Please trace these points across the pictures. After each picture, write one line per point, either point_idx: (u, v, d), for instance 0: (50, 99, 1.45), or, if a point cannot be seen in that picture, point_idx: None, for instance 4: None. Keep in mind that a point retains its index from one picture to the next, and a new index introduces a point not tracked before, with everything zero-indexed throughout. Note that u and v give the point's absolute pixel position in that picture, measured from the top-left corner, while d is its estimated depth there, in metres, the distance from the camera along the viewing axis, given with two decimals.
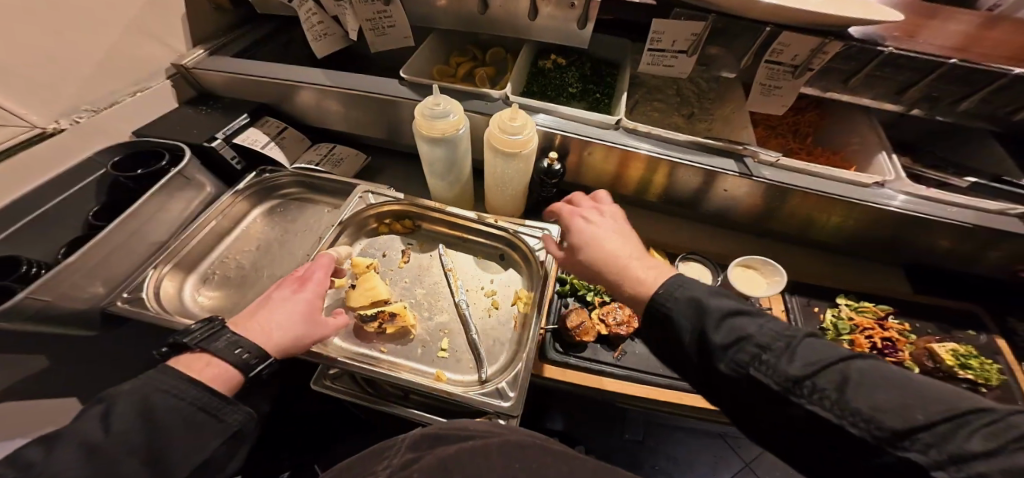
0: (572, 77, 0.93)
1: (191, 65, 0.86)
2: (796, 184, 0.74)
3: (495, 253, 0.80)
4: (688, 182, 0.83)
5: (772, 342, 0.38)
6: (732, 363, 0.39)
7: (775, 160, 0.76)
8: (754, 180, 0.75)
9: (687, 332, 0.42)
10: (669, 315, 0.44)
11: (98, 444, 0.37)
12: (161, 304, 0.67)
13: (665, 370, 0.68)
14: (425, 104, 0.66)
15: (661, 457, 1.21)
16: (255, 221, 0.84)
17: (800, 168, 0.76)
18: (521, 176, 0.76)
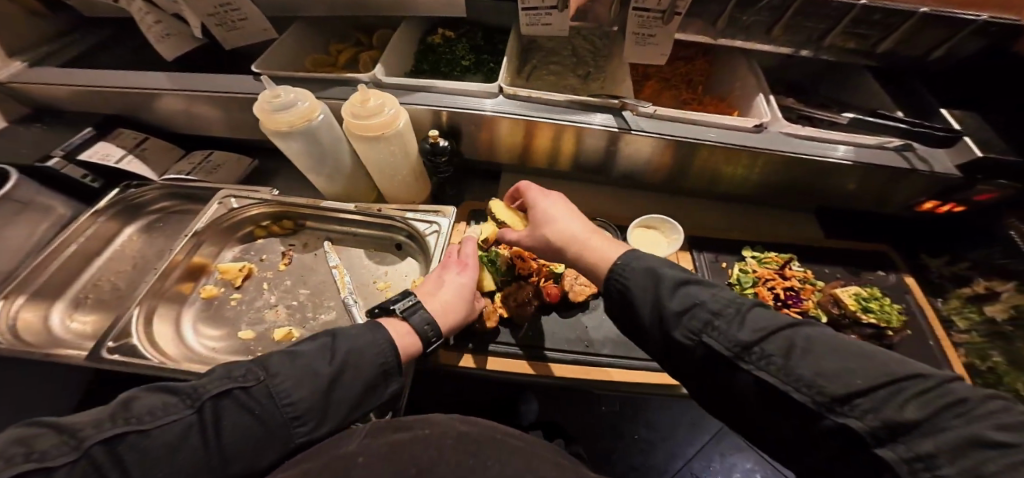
0: (462, 49, 0.85)
1: (7, 78, 0.77)
2: (673, 133, 0.74)
3: (389, 243, 0.75)
4: (597, 148, 0.80)
5: (724, 309, 0.39)
6: (682, 331, 0.39)
7: (652, 111, 0.75)
8: (635, 134, 0.74)
9: (645, 305, 0.42)
10: (628, 290, 0.44)
11: (335, 375, 0.42)
12: (19, 336, 0.60)
13: (571, 345, 0.68)
14: (264, 98, 0.62)
15: (640, 425, 1.17)
16: (131, 239, 0.77)
17: (680, 117, 0.75)
18: (401, 160, 0.72)
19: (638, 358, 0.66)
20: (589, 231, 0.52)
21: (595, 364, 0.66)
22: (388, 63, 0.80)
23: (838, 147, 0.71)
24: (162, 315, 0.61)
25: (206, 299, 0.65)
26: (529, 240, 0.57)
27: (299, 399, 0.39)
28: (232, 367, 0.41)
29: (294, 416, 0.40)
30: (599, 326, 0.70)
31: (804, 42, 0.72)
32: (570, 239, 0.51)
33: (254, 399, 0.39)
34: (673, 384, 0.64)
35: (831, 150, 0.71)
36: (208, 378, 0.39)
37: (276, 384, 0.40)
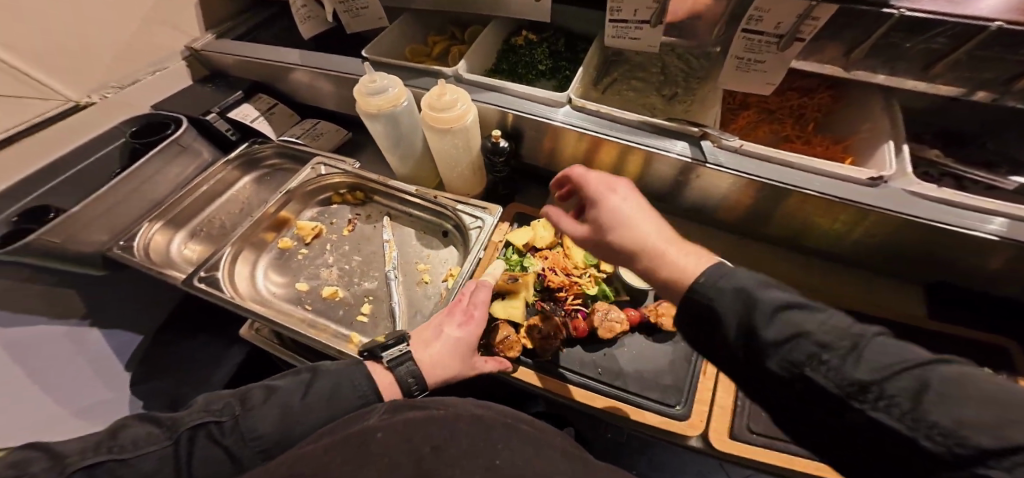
0: (541, 53, 0.85)
1: (201, 47, 0.98)
2: (757, 173, 0.65)
3: (437, 229, 0.81)
4: (665, 174, 0.74)
5: (836, 341, 0.30)
6: (777, 356, 0.32)
7: (737, 146, 0.66)
8: (709, 167, 0.67)
9: (731, 329, 0.35)
10: (711, 306, 0.36)
11: (300, 411, 0.46)
12: (147, 254, 0.78)
13: (584, 368, 0.68)
14: (363, 82, 0.70)
15: (642, 460, 1.09)
16: (245, 187, 0.94)
17: (771, 156, 0.65)
18: (462, 154, 0.75)
19: (649, 398, 0.64)
20: (668, 239, 0.42)
21: (602, 391, 0.65)
22: (471, 60, 0.83)
23: (991, 219, 0.55)
24: (245, 257, 0.73)
25: (281, 249, 0.77)
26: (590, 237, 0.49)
27: (264, 433, 0.44)
28: (211, 401, 0.46)
29: (261, 447, 0.44)
30: (615, 355, 0.69)
31: (983, 83, 0.57)
32: (634, 242, 0.44)
33: (232, 427, 0.44)
34: (683, 434, 0.61)
35: (981, 222, 0.55)
36: (187, 409, 0.44)
37: (251, 417, 0.45)
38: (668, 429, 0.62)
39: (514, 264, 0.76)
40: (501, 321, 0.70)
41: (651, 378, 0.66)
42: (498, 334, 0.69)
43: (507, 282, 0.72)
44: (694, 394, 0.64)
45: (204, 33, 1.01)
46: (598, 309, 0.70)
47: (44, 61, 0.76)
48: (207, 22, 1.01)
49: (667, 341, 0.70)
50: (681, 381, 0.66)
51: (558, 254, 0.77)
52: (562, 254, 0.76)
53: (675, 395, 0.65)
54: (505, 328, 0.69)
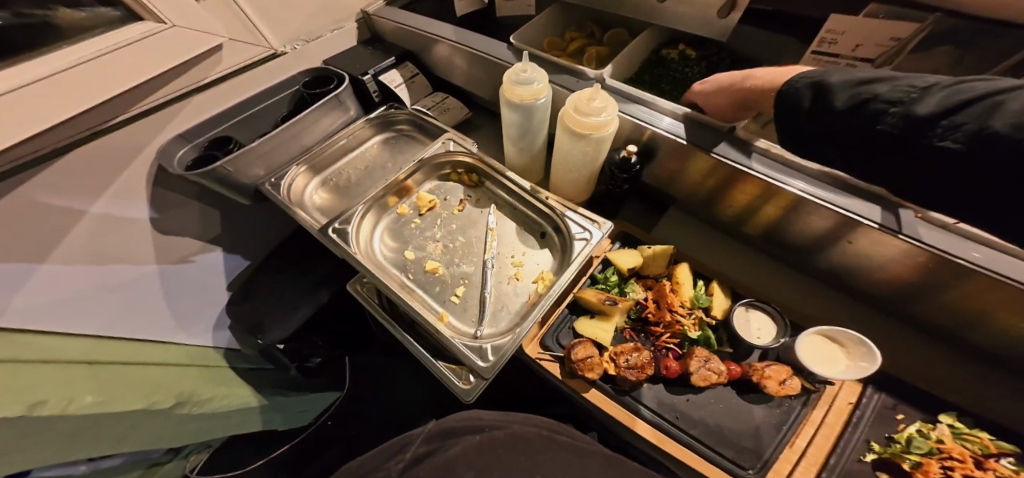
0: (694, 72, 0.80)
1: (372, 12, 1.11)
2: (958, 255, 0.53)
3: (537, 229, 0.79)
4: (810, 226, 0.65)
5: (979, 111, 0.41)
6: (985, 142, 0.40)
7: (948, 223, 0.55)
8: (899, 239, 0.55)
9: (887, 111, 0.46)
10: (871, 103, 0.47)
11: None
12: (287, 194, 0.89)
13: (659, 408, 0.63)
14: (513, 70, 0.70)
15: None
16: (372, 146, 1.02)
17: (993, 244, 0.53)
18: (588, 161, 0.73)
19: (719, 453, 0.58)
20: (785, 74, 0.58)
21: (675, 437, 0.60)
22: (616, 64, 0.79)
23: None
24: (371, 215, 0.80)
25: (399, 214, 0.83)
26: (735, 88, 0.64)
27: None
28: None
29: None
30: (699, 404, 0.64)
31: None
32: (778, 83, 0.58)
33: None
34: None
35: None
36: None
37: None
38: None
39: (611, 284, 0.72)
40: (585, 338, 0.68)
41: (726, 433, 0.60)
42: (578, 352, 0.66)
43: (602, 303, 0.68)
44: (773, 464, 0.57)
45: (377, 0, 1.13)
46: (695, 356, 0.63)
47: (264, 14, 0.91)
48: None
49: (762, 405, 0.62)
50: (762, 447, 0.58)
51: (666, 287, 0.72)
52: (669, 287, 0.71)
53: (752, 459, 0.58)
54: (591, 350, 0.66)
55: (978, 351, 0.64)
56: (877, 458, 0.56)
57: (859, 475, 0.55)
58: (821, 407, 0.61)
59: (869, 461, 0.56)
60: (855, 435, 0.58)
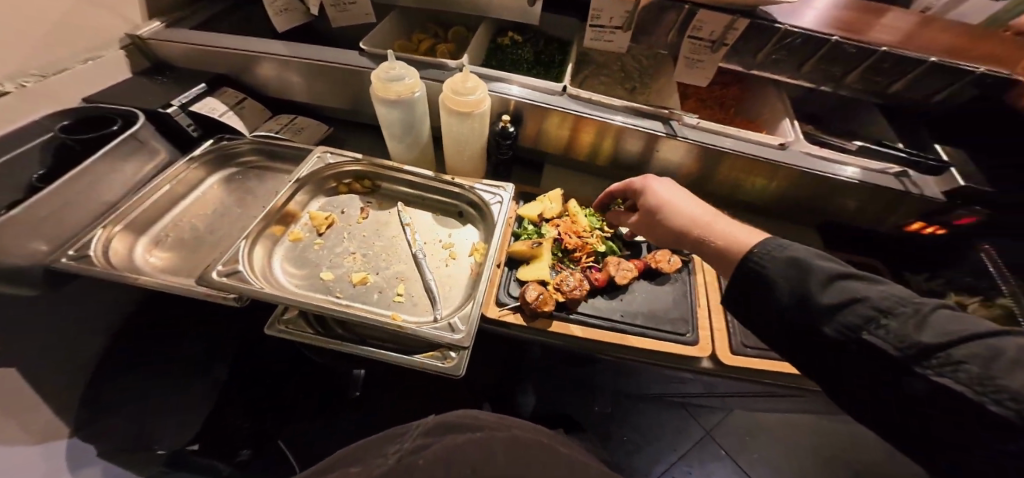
0: (527, 53, 0.99)
1: (148, 35, 0.90)
2: (710, 143, 0.84)
3: (453, 210, 0.83)
4: (632, 149, 0.91)
5: (897, 308, 0.41)
6: (902, 346, 0.38)
7: (696, 123, 0.86)
8: (679, 140, 0.84)
9: (788, 294, 0.46)
10: (775, 292, 0.47)
11: None
12: (108, 261, 0.64)
13: (609, 314, 0.80)
14: (380, 69, 0.68)
15: (630, 430, 1.59)
16: (212, 188, 0.82)
17: (718, 130, 0.86)
18: (476, 136, 0.80)
19: (664, 331, 0.79)
20: (711, 217, 0.59)
21: (632, 332, 0.78)
22: (471, 54, 0.92)
23: (847, 169, 0.80)
24: (261, 246, 0.66)
25: (293, 241, 0.71)
26: (647, 215, 0.66)
27: None
28: None
29: None
30: (632, 301, 0.83)
31: (824, 79, 0.85)
32: (694, 223, 0.59)
33: None
34: (697, 356, 0.77)
35: (841, 171, 0.80)
36: None
37: None
38: (682, 354, 0.77)
39: (531, 233, 0.85)
40: (532, 282, 0.78)
41: (660, 314, 0.81)
42: (528, 293, 0.75)
43: (532, 247, 0.80)
44: (698, 325, 0.81)
45: (148, 21, 0.92)
46: (611, 263, 0.83)
47: None
48: (150, 9, 0.93)
49: (666, 282, 0.87)
50: (685, 316, 0.82)
51: (567, 221, 0.89)
52: (570, 221, 0.89)
53: (685, 326, 0.80)
54: (539, 292, 0.75)
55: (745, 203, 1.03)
56: None
57: None
58: (699, 273, 0.90)
59: None
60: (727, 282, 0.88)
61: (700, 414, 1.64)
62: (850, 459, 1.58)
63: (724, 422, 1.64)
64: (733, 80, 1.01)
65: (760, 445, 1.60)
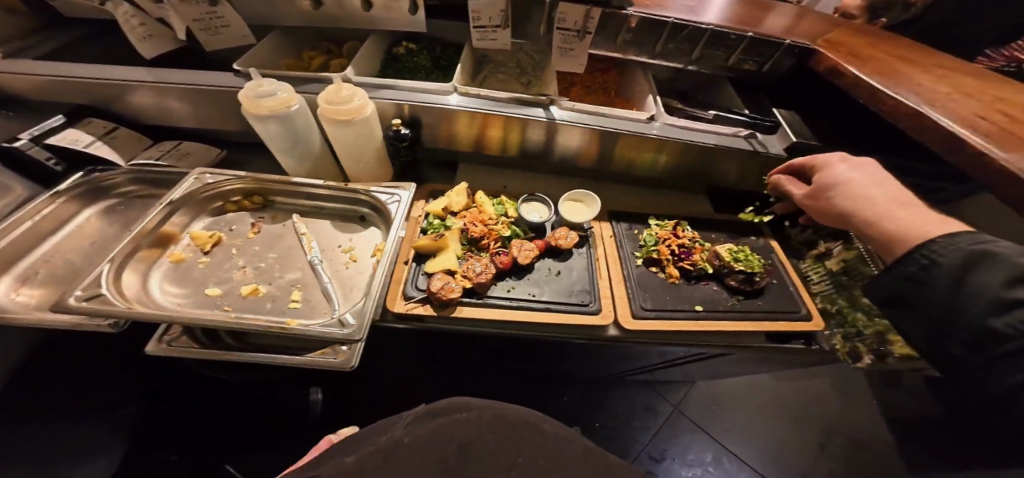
0: (423, 59, 1.02)
1: None
2: (584, 122, 0.94)
3: (355, 216, 0.83)
4: (522, 138, 0.98)
5: None
6: None
7: (571, 106, 0.95)
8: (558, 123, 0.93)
9: (979, 282, 0.45)
10: (979, 266, 0.47)
11: None
12: None
13: (516, 296, 0.84)
14: (248, 86, 0.69)
15: (603, 415, 1.63)
16: (89, 221, 0.78)
17: (592, 110, 0.95)
18: (367, 142, 0.81)
19: (570, 305, 0.85)
20: (893, 199, 0.60)
21: (538, 310, 0.82)
22: (353, 68, 0.91)
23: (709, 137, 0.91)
24: (132, 270, 0.64)
25: (174, 262, 0.69)
26: (815, 191, 0.71)
27: None
28: None
29: None
30: (536, 281, 0.88)
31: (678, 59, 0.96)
32: (868, 204, 0.61)
33: None
34: (600, 324, 0.83)
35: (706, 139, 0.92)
36: None
37: None
38: (587, 324, 0.83)
39: (438, 227, 0.87)
40: (438, 272, 0.80)
41: (565, 290, 0.87)
42: (434, 283, 0.77)
43: (436, 240, 0.82)
44: (601, 295, 0.87)
45: None
46: (514, 246, 0.87)
47: None
48: None
49: (568, 257, 0.93)
50: (589, 288, 0.88)
51: (475, 211, 0.92)
52: (476, 211, 0.92)
53: (588, 297, 0.87)
54: (448, 282, 0.78)
55: (642, 179, 1.13)
56: (643, 259, 0.94)
57: (643, 273, 0.92)
58: (600, 245, 0.97)
59: (642, 264, 0.93)
60: (625, 250, 0.96)
61: (666, 390, 1.71)
62: (798, 411, 1.68)
63: (688, 395, 1.71)
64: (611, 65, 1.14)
65: (726, 410, 1.68)
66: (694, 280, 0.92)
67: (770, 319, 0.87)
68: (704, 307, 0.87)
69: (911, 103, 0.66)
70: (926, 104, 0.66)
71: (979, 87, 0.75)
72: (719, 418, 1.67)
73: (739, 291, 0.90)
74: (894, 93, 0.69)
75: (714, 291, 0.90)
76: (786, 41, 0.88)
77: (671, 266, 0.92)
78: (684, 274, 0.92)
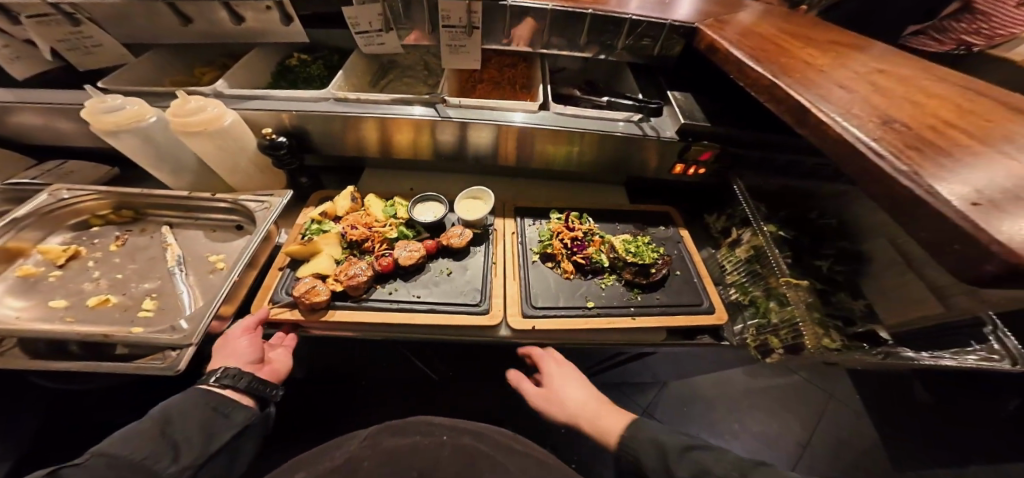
0: (317, 68, 1.02)
1: None
2: (470, 118, 0.92)
3: (230, 224, 0.82)
4: (418, 142, 0.97)
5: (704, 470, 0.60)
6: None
7: (458, 103, 0.94)
8: (444, 119, 0.91)
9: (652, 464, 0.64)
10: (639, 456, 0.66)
11: None
12: None
13: (396, 298, 0.80)
14: (93, 104, 0.69)
15: None
16: None
17: (480, 105, 0.94)
18: (236, 151, 0.80)
19: (457, 305, 0.81)
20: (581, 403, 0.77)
21: (418, 311, 0.78)
22: (229, 79, 0.91)
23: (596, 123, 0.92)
24: None
25: (22, 277, 0.69)
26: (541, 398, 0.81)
27: None
28: None
29: None
30: (423, 281, 0.84)
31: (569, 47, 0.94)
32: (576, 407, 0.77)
33: None
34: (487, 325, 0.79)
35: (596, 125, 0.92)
36: None
37: None
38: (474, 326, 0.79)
39: (314, 232, 0.85)
40: (308, 276, 0.78)
41: (453, 290, 0.83)
42: (301, 286, 0.75)
43: (306, 244, 0.80)
44: (491, 294, 0.84)
45: None
46: (398, 246, 0.84)
47: None
48: None
49: (463, 257, 0.90)
50: (481, 288, 0.84)
51: (361, 214, 0.91)
52: (362, 214, 0.90)
53: (478, 298, 0.83)
54: (322, 283, 0.77)
55: (556, 174, 1.10)
56: (539, 255, 0.91)
57: (537, 270, 0.89)
58: (499, 243, 0.94)
59: (537, 260, 0.90)
60: (523, 245, 0.93)
61: (634, 390, 1.58)
62: (777, 409, 1.55)
63: (660, 395, 1.58)
64: (519, 61, 1.14)
65: (697, 410, 1.55)
66: (591, 275, 0.88)
67: (669, 311, 0.83)
68: (596, 303, 0.83)
69: (768, 75, 0.67)
70: (783, 78, 0.66)
71: (859, 61, 0.74)
72: (693, 418, 1.52)
73: (635, 284, 0.86)
74: (755, 68, 0.70)
75: (611, 284, 0.87)
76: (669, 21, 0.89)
77: (566, 260, 0.89)
78: (580, 268, 0.89)
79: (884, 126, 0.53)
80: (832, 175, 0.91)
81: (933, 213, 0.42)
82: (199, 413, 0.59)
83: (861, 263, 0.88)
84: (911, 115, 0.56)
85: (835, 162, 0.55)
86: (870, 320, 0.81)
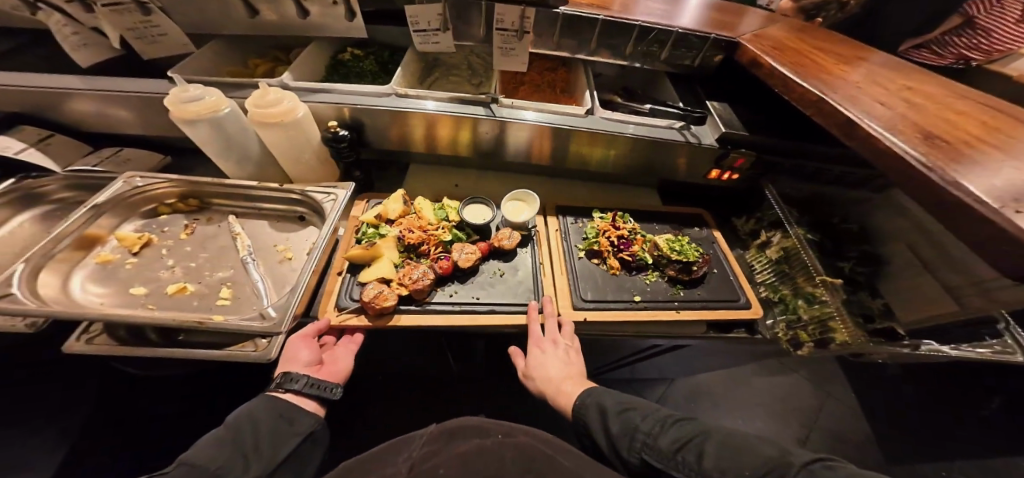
0: (369, 64, 1.05)
1: None
2: (521, 118, 0.96)
3: (294, 216, 0.84)
4: (467, 139, 1.01)
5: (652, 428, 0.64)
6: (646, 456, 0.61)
7: (509, 103, 0.97)
8: (496, 119, 0.95)
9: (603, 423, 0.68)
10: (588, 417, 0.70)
11: None
12: None
13: (455, 301, 0.83)
14: (174, 92, 0.71)
15: None
16: (21, 227, 0.79)
17: (530, 106, 0.98)
18: (303, 143, 0.83)
19: (514, 303, 0.85)
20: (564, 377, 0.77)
21: (479, 313, 0.82)
22: (290, 72, 0.93)
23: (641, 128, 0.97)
24: (50, 272, 0.65)
25: (101, 263, 0.70)
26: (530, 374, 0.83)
27: None
28: None
29: None
30: (477, 283, 0.88)
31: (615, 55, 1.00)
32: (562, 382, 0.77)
33: None
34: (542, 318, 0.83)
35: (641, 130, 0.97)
36: None
37: None
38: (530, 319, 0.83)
39: (371, 236, 0.89)
40: (372, 282, 0.81)
41: (508, 290, 0.87)
42: (369, 292, 0.78)
43: (367, 248, 0.83)
44: (544, 289, 0.88)
45: None
46: (454, 249, 0.88)
47: None
48: None
49: (513, 253, 0.94)
50: (533, 285, 0.89)
51: (415, 218, 0.94)
52: (415, 218, 0.93)
53: (532, 293, 0.87)
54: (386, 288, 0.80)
55: (593, 175, 1.15)
56: (586, 252, 0.96)
57: (585, 266, 0.93)
58: (547, 241, 0.98)
59: (584, 256, 0.95)
60: (570, 242, 0.98)
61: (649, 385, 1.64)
62: (781, 404, 1.63)
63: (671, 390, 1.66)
64: (560, 64, 1.18)
65: (708, 406, 1.62)
66: (635, 272, 0.93)
67: (709, 306, 0.89)
68: (642, 298, 0.88)
69: (814, 91, 0.73)
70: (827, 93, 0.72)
71: (889, 78, 0.81)
72: (704, 413, 1.59)
73: (677, 280, 0.92)
74: (801, 82, 0.76)
75: (654, 281, 0.92)
76: (711, 34, 0.95)
77: (612, 257, 0.94)
78: (625, 265, 0.94)
79: (926, 141, 0.59)
80: (855, 183, 0.98)
81: (976, 217, 0.49)
82: (268, 418, 0.63)
83: (880, 264, 0.95)
84: (948, 131, 0.62)
85: (881, 171, 0.61)
86: (887, 317, 0.87)
